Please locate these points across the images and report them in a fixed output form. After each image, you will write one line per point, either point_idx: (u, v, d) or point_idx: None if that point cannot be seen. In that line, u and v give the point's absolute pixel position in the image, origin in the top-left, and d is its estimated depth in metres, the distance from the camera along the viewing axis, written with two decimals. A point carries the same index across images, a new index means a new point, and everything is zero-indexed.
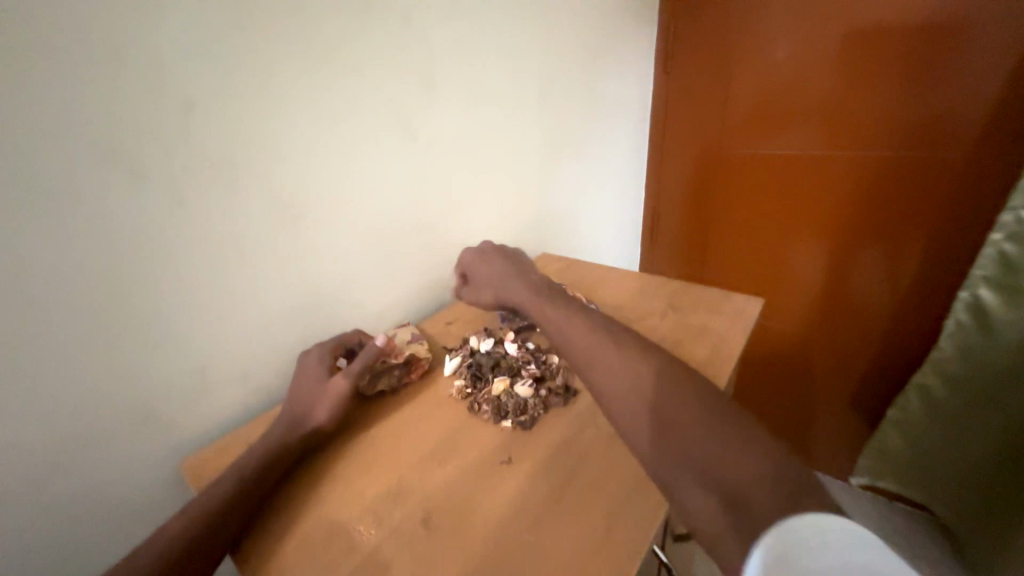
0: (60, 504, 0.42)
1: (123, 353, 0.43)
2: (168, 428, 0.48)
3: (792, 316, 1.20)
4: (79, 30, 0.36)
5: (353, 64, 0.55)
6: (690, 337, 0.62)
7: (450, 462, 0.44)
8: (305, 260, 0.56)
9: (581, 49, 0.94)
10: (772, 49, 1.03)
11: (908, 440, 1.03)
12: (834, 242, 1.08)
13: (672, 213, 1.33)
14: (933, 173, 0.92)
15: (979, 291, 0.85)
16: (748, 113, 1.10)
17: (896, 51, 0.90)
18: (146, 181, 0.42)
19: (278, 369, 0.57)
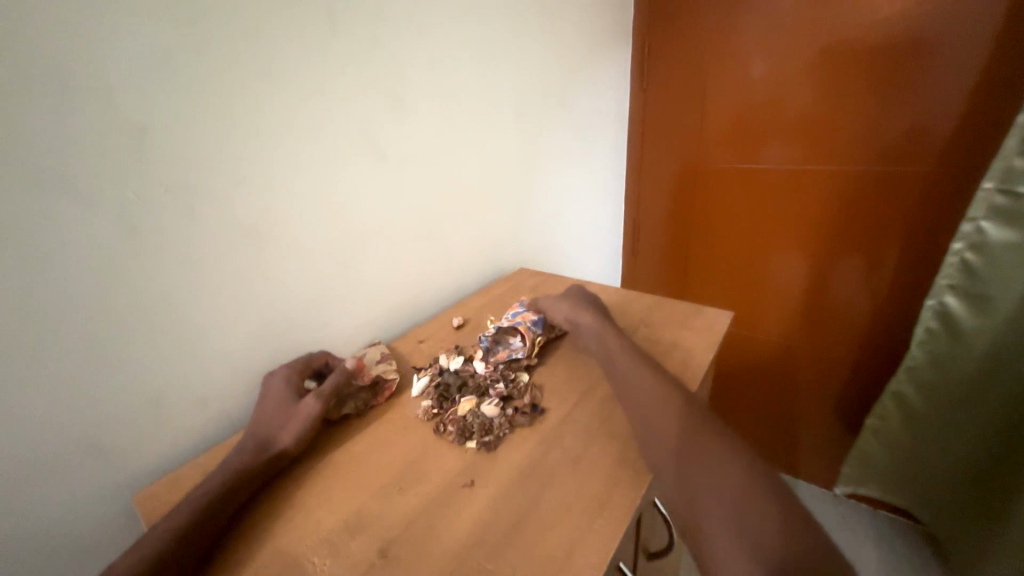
0: (10, 545, 0.40)
1: (68, 387, 0.41)
2: (120, 462, 0.46)
3: (771, 327, 1.22)
4: (21, 55, 0.35)
5: (322, 88, 0.56)
6: (660, 353, 0.63)
7: (411, 489, 0.43)
8: (272, 282, 0.56)
9: (555, 68, 0.96)
10: (745, 68, 1.07)
11: (887, 447, 1.04)
12: (809, 253, 1.11)
13: (652, 227, 1.34)
14: (901, 185, 0.96)
15: (946, 298, 0.86)
16: (724, 129, 1.13)
17: (864, 71, 0.94)
18: (101, 209, 0.41)
19: (240, 396, 0.55)
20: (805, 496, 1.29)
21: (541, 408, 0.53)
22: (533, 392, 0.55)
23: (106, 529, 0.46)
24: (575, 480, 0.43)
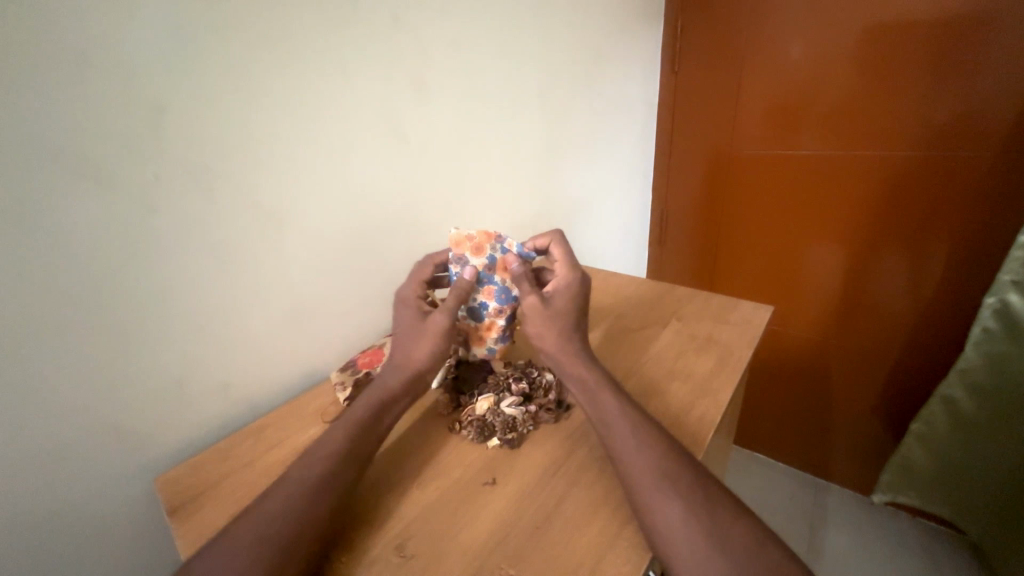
0: (47, 520, 0.42)
1: (90, 367, 0.42)
2: (145, 443, 0.47)
3: (807, 323, 1.16)
4: (37, 32, 0.35)
5: (342, 68, 0.54)
6: (694, 349, 0.59)
7: (429, 485, 0.42)
8: (291, 268, 0.55)
9: (583, 49, 0.92)
10: (785, 45, 0.99)
11: (932, 453, 0.97)
12: (851, 245, 1.04)
13: (681, 218, 1.29)
14: (960, 172, 0.88)
15: (1008, 296, 0.79)
16: (760, 112, 1.07)
17: (922, 46, 0.86)
18: (120, 193, 0.41)
19: (262, 382, 0.56)
20: (839, 500, 1.24)
21: (566, 407, 0.51)
22: (558, 389, 0.52)
23: (136, 507, 0.47)
24: (599, 483, 0.41)
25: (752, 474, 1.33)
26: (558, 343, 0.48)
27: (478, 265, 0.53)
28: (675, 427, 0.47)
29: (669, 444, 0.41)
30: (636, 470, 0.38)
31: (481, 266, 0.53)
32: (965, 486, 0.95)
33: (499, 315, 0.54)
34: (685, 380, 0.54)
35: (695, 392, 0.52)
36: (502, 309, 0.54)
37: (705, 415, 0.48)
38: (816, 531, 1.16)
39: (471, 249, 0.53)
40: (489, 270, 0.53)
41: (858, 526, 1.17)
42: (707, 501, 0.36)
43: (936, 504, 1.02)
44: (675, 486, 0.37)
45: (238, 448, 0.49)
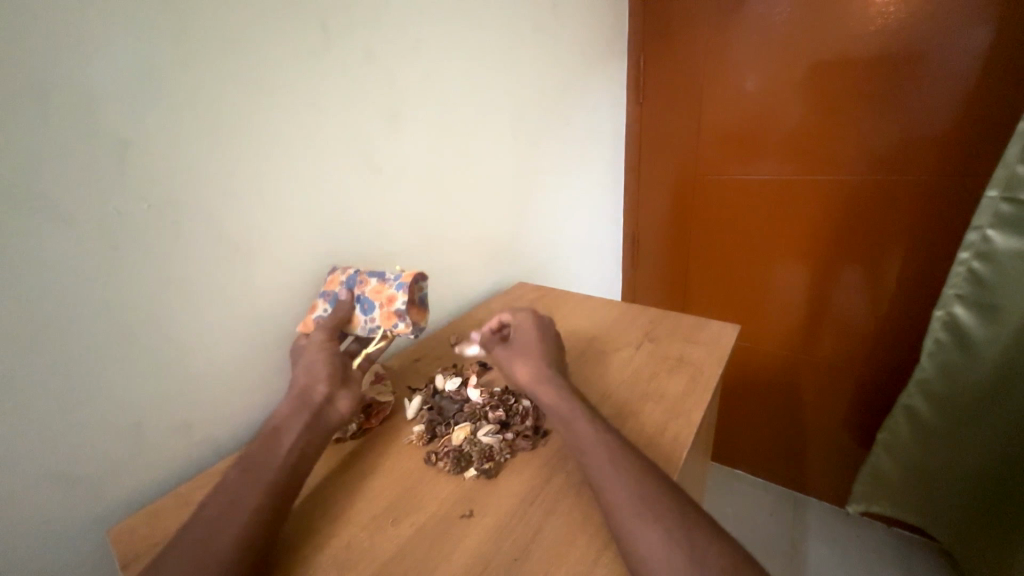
0: None
1: (36, 412, 0.39)
2: (94, 492, 0.44)
3: (776, 339, 1.19)
4: None
5: (313, 101, 0.55)
6: (665, 369, 0.60)
7: (404, 521, 0.41)
8: (260, 298, 0.54)
9: (551, 82, 0.97)
10: (739, 79, 1.07)
11: (898, 462, 1.00)
12: (812, 263, 1.09)
13: (652, 240, 1.33)
14: (902, 194, 0.95)
15: (955, 309, 0.84)
16: (720, 140, 1.13)
17: (861, 80, 0.94)
18: (77, 224, 0.39)
19: (226, 420, 0.53)
20: (817, 514, 1.25)
21: (543, 434, 0.50)
22: (535, 417, 0.52)
23: (83, 560, 0.44)
24: (577, 509, 0.41)
25: (732, 491, 1.34)
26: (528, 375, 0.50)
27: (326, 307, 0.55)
28: (650, 449, 0.48)
29: (645, 466, 0.41)
30: (613, 495, 0.38)
31: (324, 304, 0.55)
32: (931, 493, 0.98)
33: (370, 281, 0.53)
34: (658, 400, 0.55)
35: (668, 412, 0.53)
36: (359, 282, 0.54)
37: (679, 434, 0.49)
38: (798, 546, 1.17)
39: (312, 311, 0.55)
40: (327, 295, 0.55)
41: (837, 538, 1.18)
42: (684, 523, 0.36)
43: (906, 512, 1.05)
44: (652, 508, 0.37)
45: (198, 491, 0.46)
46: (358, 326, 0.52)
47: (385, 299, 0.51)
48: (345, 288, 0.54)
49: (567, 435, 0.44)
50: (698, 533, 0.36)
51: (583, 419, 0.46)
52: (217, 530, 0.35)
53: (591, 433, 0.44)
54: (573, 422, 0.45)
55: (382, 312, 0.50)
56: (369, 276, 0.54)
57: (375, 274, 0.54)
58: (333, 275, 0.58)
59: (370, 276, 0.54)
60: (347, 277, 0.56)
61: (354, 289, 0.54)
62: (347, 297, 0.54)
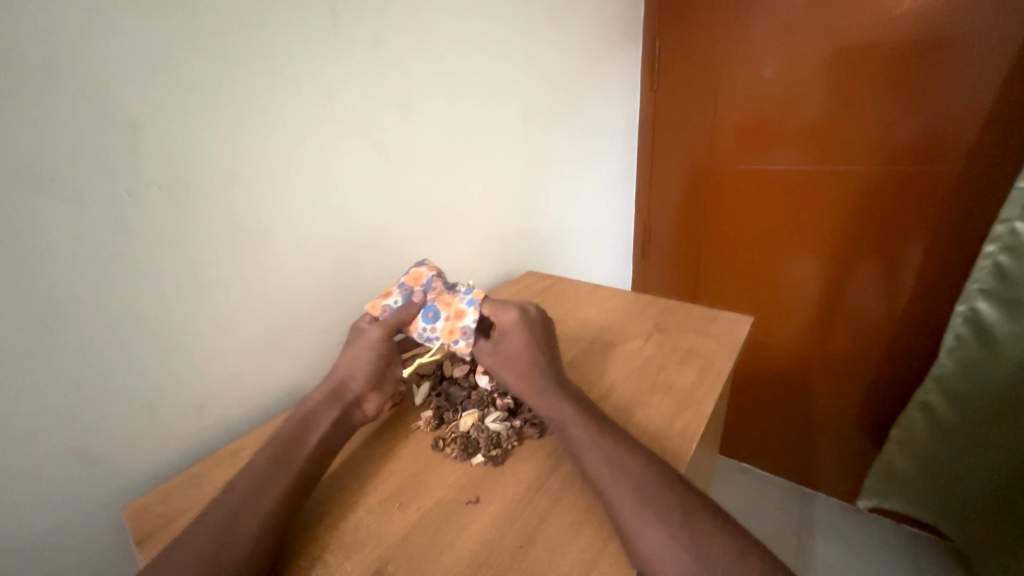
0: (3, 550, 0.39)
1: (49, 391, 0.40)
2: (109, 470, 0.45)
3: (789, 333, 1.18)
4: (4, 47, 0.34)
5: (323, 86, 0.54)
6: (676, 361, 0.60)
7: (411, 505, 0.41)
8: (270, 284, 0.54)
9: (564, 68, 0.95)
10: (759, 65, 1.03)
11: (912, 459, 0.99)
12: (828, 256, 1.07)
13: (664, 230, 1.31)
14: (926, 187, 0.92)
15: (977, 304, 0.82)
16: (736, 129, 1.10)
17: (886, 66, 0.90)
18: (89, 207, 0.39)
19: (238, 402, 0.54)
20: (825, 509, 1.24)
21: None
22: None
23: (101, 534, 0.45)
24: (583, 499, 0.41)
25: (740, 484, 1.34)
26: (516, 383, 0.49)
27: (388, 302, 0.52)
28: (658, 441, 0.47)
29: (653, 458, 0.40)
30: (617, 488, 0.38)
31: (397, 295, 0.53)
32: (944, 492, 0.97)
33: (444, 291, 0.53)
34: (668, 392, 0.54)
35: (677, 404, 0.52)
36: (434, 288, 0.53)
37: (688, 427, 0.49)
38: (804, 540, 1.17)
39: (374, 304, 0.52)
40: (404, 290, 0.53)
41: (845, 533, 1.18)
42: (691, 517, 0.36)
43: (918, 510, 1.03)
44: (659, 502, 0.36)
45: (210, 472, 0.47)
46: (416, 329, 0.51)
47: (454, 312, 0.51)
48: (418, 289, 0.53)
49: (567, 430, 0.44)
50: (705, 527, 0.35)
51: (589, 411, 0.45)
52: (228, 511, 0.36)
53: (596, 425, 0.43)
54: (568, 421, 0.44)
55: (446, 325, 0.50)
56: (445, 286, 0.53)
57: (449, 285, 0.53)
58: (418, 270, 0.55)
59: (444, 285, 0.54)
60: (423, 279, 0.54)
61: (426, 293, 0.52)
62: (419, 298, 0.52)
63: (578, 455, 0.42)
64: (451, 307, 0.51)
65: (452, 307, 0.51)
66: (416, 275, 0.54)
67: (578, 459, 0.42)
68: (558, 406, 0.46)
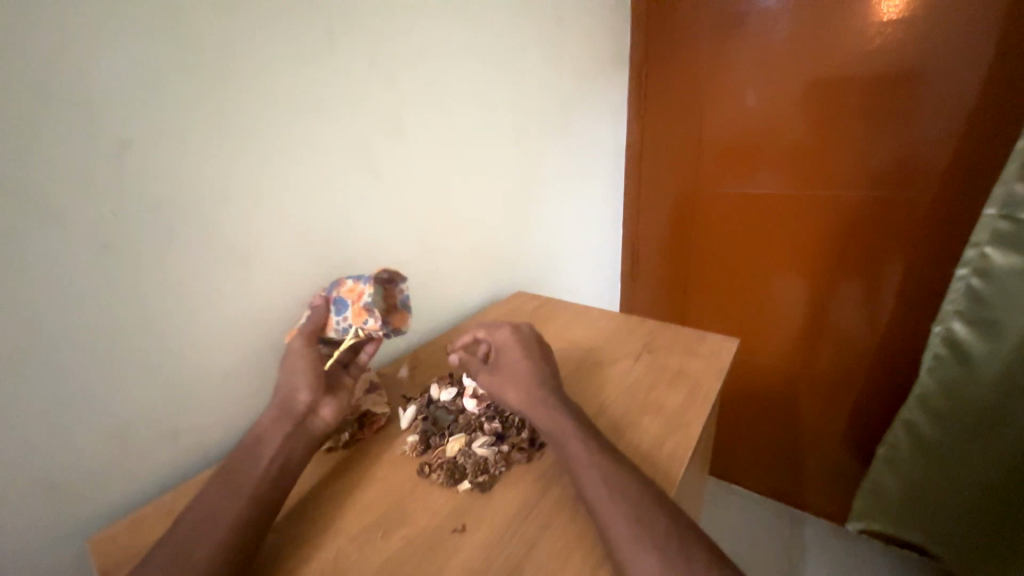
0: None
1: (20, 415, 0.38)
2: (79, 497, 0.43)
3: (775, 353, 1.19)
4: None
5: (316, 107, 0.55)
6: (665, 382, 0.60)
7: (395, 534, 0.40)
8: (254, 303, 0.53)
9: (554, 92, 0.97)
10: (740, 94, 1.08)
11: (900, 479, 1.00)
12: (810, 278, 1.09)
13: (652, 251, 1.33)
14: (901, 211, 0.95)
15: (953, 324, 0.84)
16: (719, 154, 1.14)
17: (860, 97, 0.95)
18: (69, 225, 0.39)
19: (218, 426, 0.53)
20: (816, 531, 1.24)
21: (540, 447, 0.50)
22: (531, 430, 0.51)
23: (66, 568, 0.43)
24: (573, 525, 0.40)
25: (730, 506, 1.33)
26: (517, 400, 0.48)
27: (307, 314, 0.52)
28: (648, 464, 0.47)
29: (643, 482, 0.40)
30: (608, 514, 0.37)
31: (306, 313, 0.52)
32: (932, 512, 0.97)
33: (342, 282, 0.52)
34: (657, 413, 0.54)
35: (667, 426, 0.52)
36: (335, 284, 0.52)
37: (677, 449, 0.48)
38: (796, 563, 1.15)
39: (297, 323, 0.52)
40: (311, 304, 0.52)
41: (836, 556, 1.17)
42: (682, 544, 0.35)
43: (906, 531, 1.03)
44: (652, 528, 0.36)
45: (185, 500, 0.45)
46: (330, 327, 0.49)
47: (356, 295, 0.49)
48: (323, 293, 0.52)
49: (560, 453, 0.43)
50: (697, 554, 0.35)
51: (579, 434, 0.45)
52: (202, 542, 0.34)
53: (586, 448, 0.43)
54: (562, 442, 0.44)
55: (352, 309, 0.48)
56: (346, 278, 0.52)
57: (350, 276, 0.53)
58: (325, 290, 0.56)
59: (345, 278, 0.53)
60: (329, 286, 0.54)
61: (331, 291, 0.52)
62: (323, 302, 0.51)
63: (571, 480, 0.41)
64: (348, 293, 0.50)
65: (348, 294, 0.50)
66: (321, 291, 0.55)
67: (571, 483, 0.41)
68: (556, 424, 0.45)
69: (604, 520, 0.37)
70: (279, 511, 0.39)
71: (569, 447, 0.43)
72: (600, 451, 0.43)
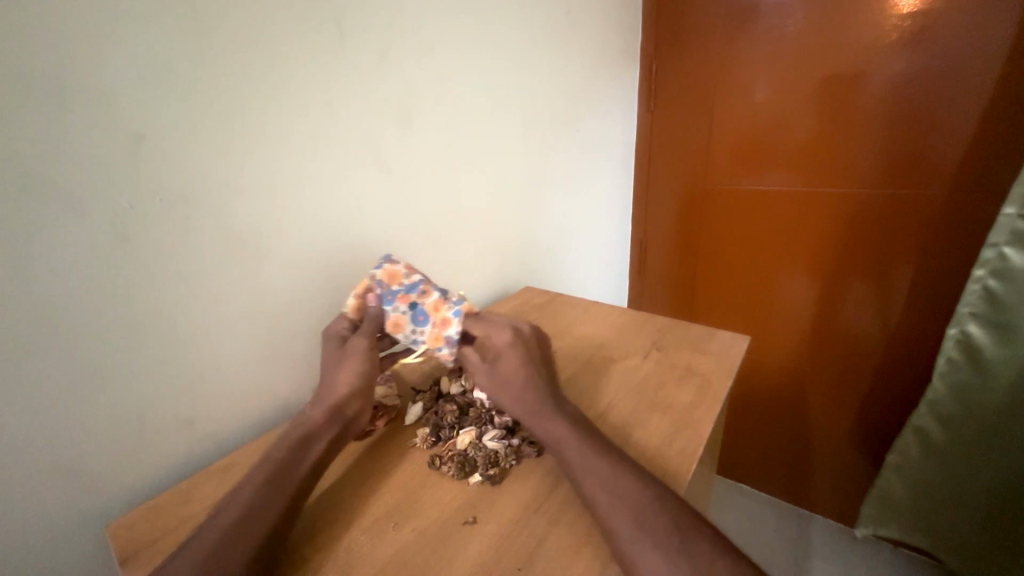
0: None
1: (40, 404, 0.39)
2: (96, 485, 0.43)
3: (783, 351, 1.18)
4: (13, 60, 0.34)
5: (327, 100, 0.55)
6: (674, 379, 0.60)
7: (406, 526, 0.40)
8: (265, 295, 0.54)
9: (564, 87, 0.97)
10: (750, 89, 1.06)
11: (909, 484, 0.98)
12: (820, 276, 1.08)
13: (659, 248, 1.32)
14: (914, 209, 0.94)
15: (968, 327, 0.83)
16: (729, 150, 1.13)
17: (875, 91, 0.93)
18: (87, 215, 0.39)
19: (230, 416, 0.53)
20: (822, 531, 1.23)
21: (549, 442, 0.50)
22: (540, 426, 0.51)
23: (83, 553, 0.44)
24: (582, 521, 0.40)
25: (736, 505, 1.33)
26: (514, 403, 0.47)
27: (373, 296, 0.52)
28: (657, 461, 0.47)
29: (654, 479, 0.40)
30: (618, 511, 0.37)
31: (375, 293, 0.52)
32: (941, 516, 0.96)
33: (431, 294, 0.52)
34: (666, 411, 0.54)
35: (677, 423, 0.52)
36: (422, 291, 0.52)
37: (687, 447, 0.48)
38: (802, 563, 1.15)
39: (358, 296, 0.52)
40: (384, 288, 0.52)
41: (843, 556, 1.16)
42: (694, 544, 0.35)
43: (916, 535, 1.02)
44: (663, 526, 0.36)
45: (199, 489, 0.45)
46: (400, 331, 0.52)
47: (440, 319, 0.52)
48: (404, 292, 0.52)
49: (568, 449, 0.43)
50: (708, 553, 0.35)
51: (589, 429, 0.45)
52: (218, 531, 0.35)
53: (595, 444, 0.43)
54: (570, 439, 0.44)
55: (434, 331, 0.51)
56: (433, 288, 0.52)
57: (438, 288, 0.53)
58: (392, 266, 0.54)
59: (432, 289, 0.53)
60: (408, 280, 0.53)
61: (413, 295, 0.52)
62: (400, 301, 0.52)
63: (579, 475, 0.41)
64: (438, 313, 0.52)
65: (438, 313, 0.52)
66: (393, 273, 0.53)
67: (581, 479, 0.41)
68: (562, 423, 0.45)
69: (614, 517, 0.37)
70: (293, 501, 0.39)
71: (578, 443, 0.43)
72: (610, 447, 0.43)
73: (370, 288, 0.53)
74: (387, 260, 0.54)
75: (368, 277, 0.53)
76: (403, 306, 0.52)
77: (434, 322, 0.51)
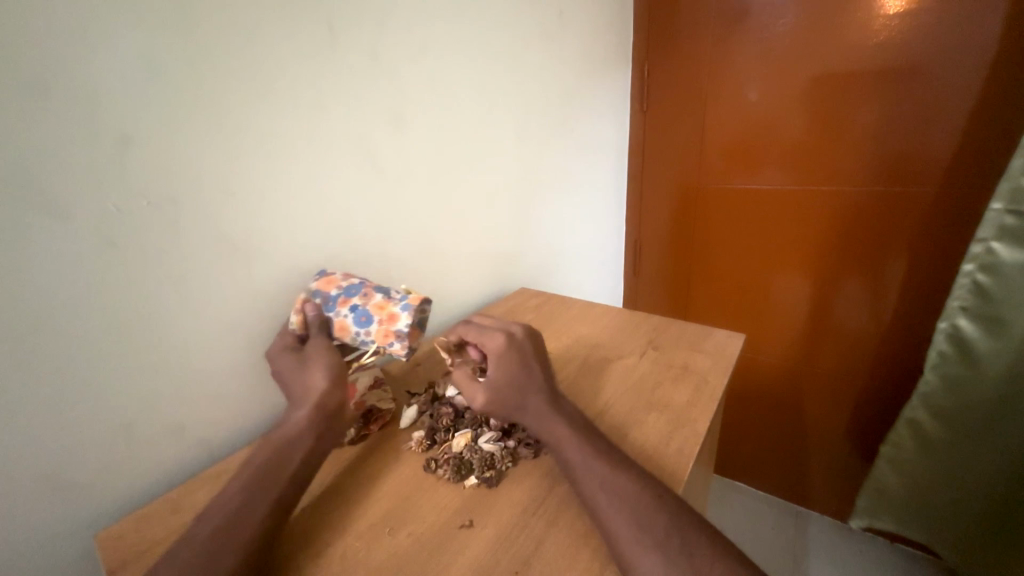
0: None
1: (27, 412, 0.38)
2: (84, 495, 0.43)
3: (778, 349, 1.18)
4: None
5: (318, 102, 0.55)
6: (670, 379, 0.60)
7: (402, 531, 0.40)
8: (257, 299, 0.53)
9: (558, 88, 0.97)
10: (742, 88, 1.07)
11: (903, 477, 0.99)
12: (814, 274, 1.09)
13: (654, 247, 1.33)
14: (905, 207, 0.95)
15: (959, 321, 0.84)
16: (722, 149, 1.13)
17: (866, 89, 0.94)
18: (74, 219, 0.39)
19: (222, 422, 0.52)
20: (819, 527, 1.24)
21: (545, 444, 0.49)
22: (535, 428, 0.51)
23: (72, 564, 0.43)
24: (578, 522, 0.40)
25: (733, 503, 1.33)
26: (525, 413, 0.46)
27: (314, 308, 0.50)
28: (654, 461, 0.46)
29: (652, 479, 0.40)
30: (616, 513, 0.37)
31: (315, 304, 0.50)
32: (935, 509, 0.97)
33: (374, 295, 0.49)
34: (663, 411, 0.54)
35: (673, 423, 0.52)
36: (364, 292, 0.50)
37: (684, 446, 0.48)
38: (800, 560, 1.16)
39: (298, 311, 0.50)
40: (323, 298, 0.51)
41: (840, 552, 1.17)
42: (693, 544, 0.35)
43: (911, 529, 1.03)
44: (660, 527, 0.36)
45: (190, 497, 0.45)
46: (346, 334, 0.49)
47: (386, 316, 0.48)
48: (343, 296, 0.50)
49: (566, 449, 0.43)
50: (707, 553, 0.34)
51: (586, 429, 0.44)
52: (210, 540, 0.34)
53: (592, 445, 0.42)
54: (568, 439, 0.43)
55: (379, 329, 0.47)
56: (374, 290, 0.50)
57: (381, 289, 0.50)
58: (325, 279, 0.53)
59: (375, 290, 0.50)
60: (347, 284, 0.52)
61: (354, 298, 0.50)
62: (342, 304, 0.50)
63: (576, 475, 0.41)
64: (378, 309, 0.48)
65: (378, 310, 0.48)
66: (330, 281, 0.52)
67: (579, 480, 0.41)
68: (559, 424, 0.45)
69: (613, 518, 0.37)
70: (286, 507, 0.38)
71: (576, 443, 0.43)
72: (608, 448, 0.43)
73: (308, 304, 0.51)
74: (320, 275, 0.54)
75: (306, 295, 0.52)
76: (344, 309, 0.49)
77: (377, 320, 0.48)
